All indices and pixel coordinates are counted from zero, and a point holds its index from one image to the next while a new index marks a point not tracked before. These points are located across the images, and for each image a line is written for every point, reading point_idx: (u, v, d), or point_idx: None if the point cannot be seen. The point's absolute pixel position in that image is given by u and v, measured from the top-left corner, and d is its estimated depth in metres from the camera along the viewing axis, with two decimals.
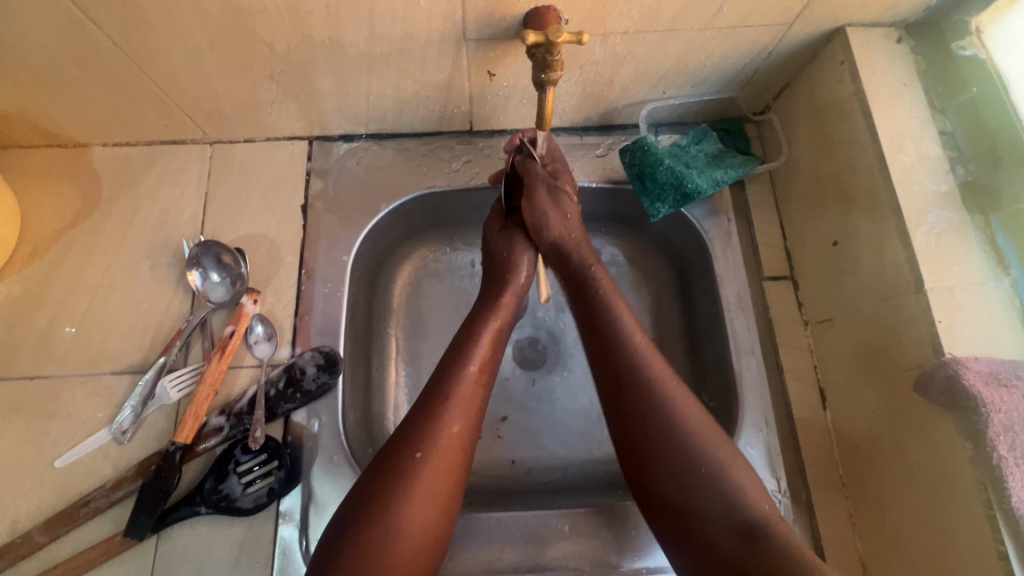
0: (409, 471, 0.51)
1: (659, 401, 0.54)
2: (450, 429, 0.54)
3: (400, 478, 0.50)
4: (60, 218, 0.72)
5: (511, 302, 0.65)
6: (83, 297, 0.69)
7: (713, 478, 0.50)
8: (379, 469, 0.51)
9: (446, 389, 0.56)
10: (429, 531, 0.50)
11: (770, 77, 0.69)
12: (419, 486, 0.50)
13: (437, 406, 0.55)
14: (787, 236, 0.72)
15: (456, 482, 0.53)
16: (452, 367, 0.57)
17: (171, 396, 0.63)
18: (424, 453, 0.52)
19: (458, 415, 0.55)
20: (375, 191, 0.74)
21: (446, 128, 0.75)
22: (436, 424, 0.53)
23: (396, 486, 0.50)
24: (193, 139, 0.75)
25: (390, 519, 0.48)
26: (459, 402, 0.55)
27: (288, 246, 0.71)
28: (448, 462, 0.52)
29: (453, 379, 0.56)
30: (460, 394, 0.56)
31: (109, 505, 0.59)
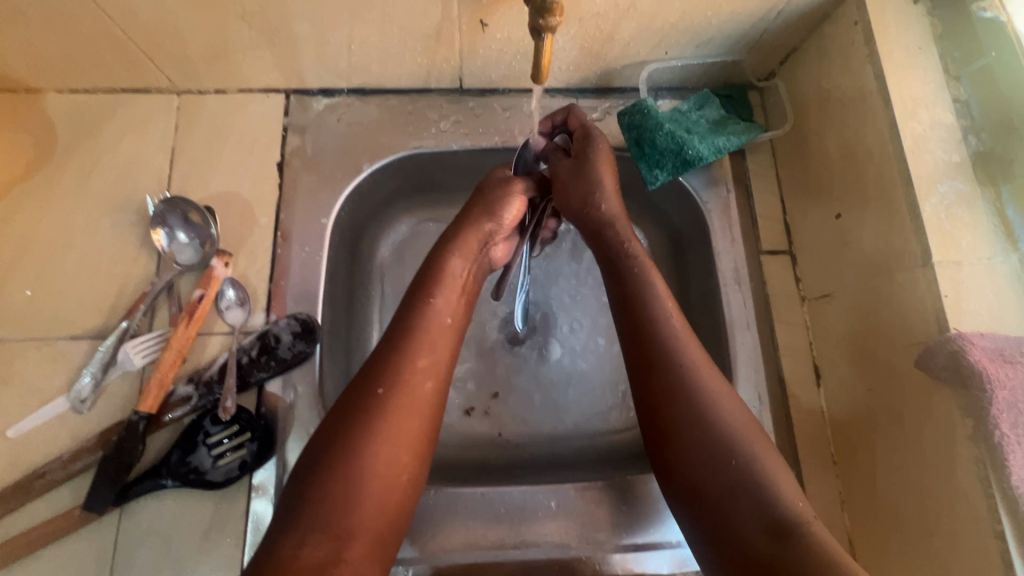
0: (372, 406, 0.48)
1: (677, 377, 0.51)
2: (415, 365, 0.51)
3: (362, 414, 0.47)
4: (10, 170, 0.66)
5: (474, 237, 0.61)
6: (37, 255, 0.63)
7: (732, 454, 0.47)
8: (339, 409, 0.48)
9: (408, 326, 0.53)
10: (397, 470, 0.47)
11: (778, 39, 0.66)
12: (385, 422, 0.47)
13: (399, 340, 0.52)
14: (787, 209, 0.69)
15: (425, 423, 0.49)
16: (417, 304, 0.55)
17: (135, 363, 0.59)
18: (384, 388, 0.49)
19: (423, 349, 0.52)
20: (357, 150, 0.70)
21: (434, 84, 0.70)
22: (398, 360, 0.51)
23: (358, 423, 0.47)
24: (158, 88, 0.69)
25: (353, 456, 0.45)
26: (424, 339, 0.53)
27: (263, 207, 0.67)
28: (415, 397, 0.49)
29: (417, 315, 0.54)
30: (426, 329, 0.53)
31: (67, 477, 0.55)
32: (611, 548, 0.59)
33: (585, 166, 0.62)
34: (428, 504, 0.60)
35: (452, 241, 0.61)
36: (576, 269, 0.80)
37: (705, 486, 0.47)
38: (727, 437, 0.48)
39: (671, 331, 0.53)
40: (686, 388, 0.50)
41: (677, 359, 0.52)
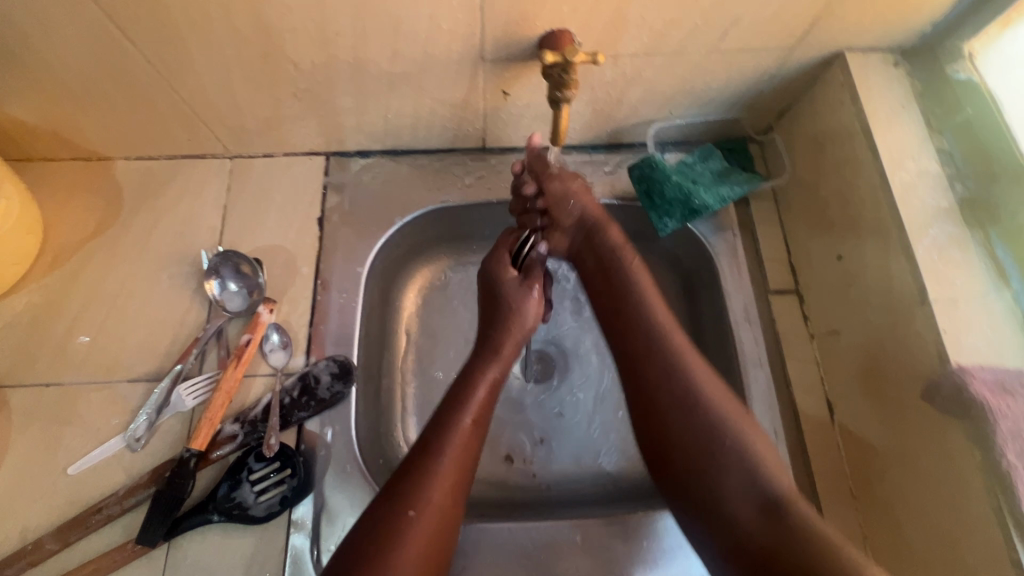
0: (401, 530, 0.51)
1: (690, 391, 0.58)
2: (443, 487, 0.54)
3: (394, 533, 0.51)
4: (82, 228, 0.73)
5: (511, 346, 0.65)
6: (101, 305, 0.70)
7: (737, 460, 0.55)
8: (374, 520, 0.52)
9: (441, 442, 0.56)
10: None
11: (772, 99, 0.72)
12: (412, 544, 0.51)
13: (432, 457, 0.55)
14: (792, 252, 0.74)
15: (444, 539, 0.54)
16: (449, 420, 0.58)
17: (187, 404, 0.63)
18: (416, 511, 0.52)
19: (452, 468, 0.55)
20: (389, 205, 0.76)
21: (459, 145, 0.78)
22: (429, 481, 0.54)
23: (388, 543, 0.50)
24: (214, 154, 0.77)
25: None
26: (452, 459, 0.56)
27: (304, 258, 0.73)
28: (441, 516, 0.53)
29: (447, 435, 0.57)
30: (455, 450, 0.56)
31: (121, 512, 0.59)
32: None
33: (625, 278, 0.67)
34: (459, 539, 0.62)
35: (484, 354, 0.64)
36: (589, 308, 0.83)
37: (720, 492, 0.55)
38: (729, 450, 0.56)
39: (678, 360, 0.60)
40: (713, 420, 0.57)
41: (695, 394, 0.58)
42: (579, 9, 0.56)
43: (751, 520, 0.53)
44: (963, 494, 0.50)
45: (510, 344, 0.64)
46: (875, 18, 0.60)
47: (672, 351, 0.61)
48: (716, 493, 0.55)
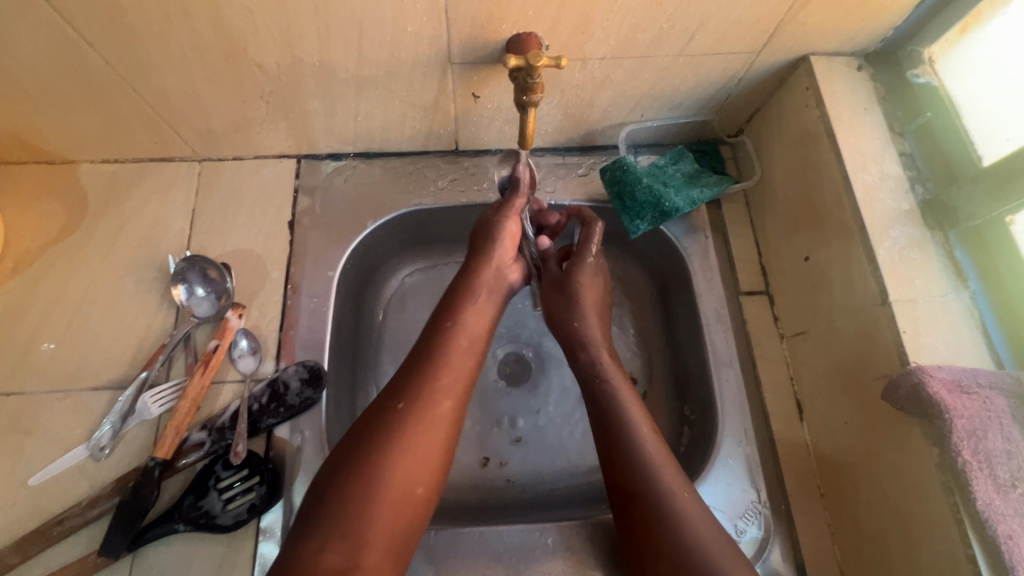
0: (392, 421, 0.54)
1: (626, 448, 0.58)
2: (435, 386, 0.57)
3: (385, 426, 0.53)
4: (45, 234, 0.72)
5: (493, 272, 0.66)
6: (65, 312, 0.68)
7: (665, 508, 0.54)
8: (367, 421, 0.55)
9: (431, 348, 0.60)
10: (415, 479, 0.53)
11: (741, 102, 0.73)
12: (406, 437, 0.53)
13: (421, 362, 0.58)
14: (762, 253, 0.75)
15: (443, 441, 0.55)
16: (439, 327, 0.62)
17: (152, 412, 0.62)
18: (406, 404, 0.55)
19: (442, 372, 0.58)
20: (362, 208, 0.76)
21: (432, 147, 0.77)
22: (419, 381, 0.57)
23: (380, 434, 0.53)
24: (182, 157, 0.76)
25: (376, 466, 0.51)
26: (441, 362, 0.58)
27: (275, 262, 0.72)
28: (433, 415, 0.55)
29: (438, 338, 0.60)
30: (446, 352, 0.59)
31: (84, 523, 0.58)
32: None
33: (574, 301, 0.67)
34: (430, 544, 0.62)
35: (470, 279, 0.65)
36: None
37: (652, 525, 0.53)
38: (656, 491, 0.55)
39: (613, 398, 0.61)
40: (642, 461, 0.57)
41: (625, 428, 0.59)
42: (544, 12, 0.56)
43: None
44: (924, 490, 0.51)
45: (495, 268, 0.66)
46: (837, 22, 0.61)
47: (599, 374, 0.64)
48: (659, 518, 0.54)
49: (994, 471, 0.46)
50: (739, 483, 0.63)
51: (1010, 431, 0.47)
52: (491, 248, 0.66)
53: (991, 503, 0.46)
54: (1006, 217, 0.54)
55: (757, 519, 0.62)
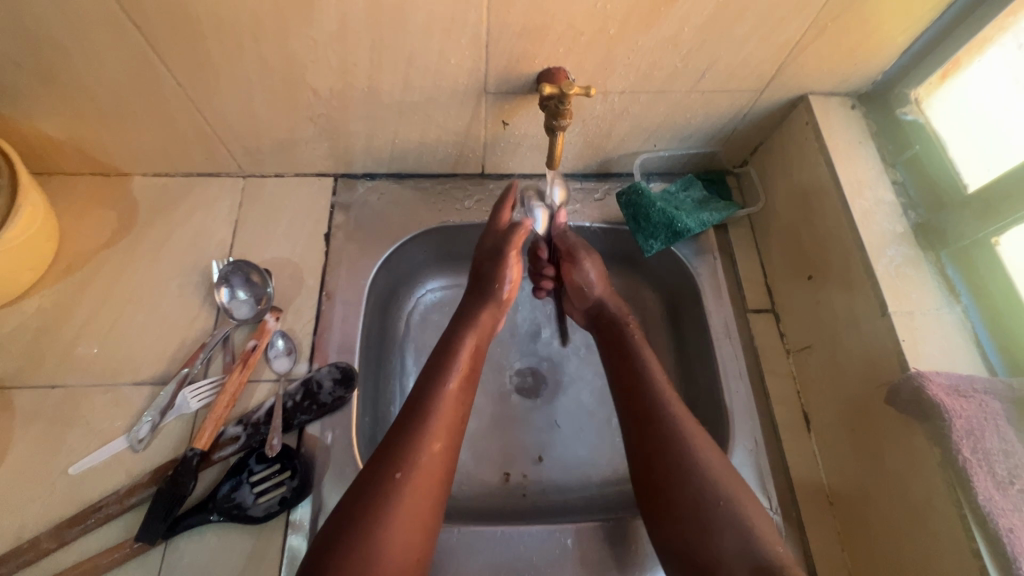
0: (390, 490, 0.55)
1: (656, 406, 0.63)
2: (430, 448, 0.58)
3: (381, 495, 0.54)
4: (98, 238, 0.76)
5: (489, 320, 0.73)
6: (111, 311, 0.72)
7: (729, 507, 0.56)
8: (360, 491, 0.55)
9: (427, 407, 0.61)
10: (410, 549, 0.54)
11: (746, 136, 0.80)
12: (402, 502, 0.55)
13: (417, 425, 0.59)
14: (767, 274, 0.80)
15: (433, 503, 0.57)
16: (435, 388, 0.63)
17: (191, 406, 0.66)
18: (403, 472, 0.56)
19: (439, 432, 0.60)
20: (394, 223, 0.81)
21: (460, 170, 0.84)
22: (414, 446, 0.58)
23: (376, 504, 0.54)
24: (228, 173, 0.81)
25: (374, 536, 0.52)
26: (438, 423, 0.60)
27: (311, 270, 0.77)
28: (428, 479, 0.57)
29: (433, 398, 0.62)
30: (441, 412, 0.61)
31: (120, 512, 0.60)
32: None
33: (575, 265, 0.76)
34: (451, 542, 0.63)
35: (461, 325, 0.70)
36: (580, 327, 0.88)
37: (680, 491, 0.58)
38: (720, 495, 0.57)
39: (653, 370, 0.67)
40: (685, 451, 0.59)
41: (678, 440, 0.60)
42: (573, 50, 0.63)
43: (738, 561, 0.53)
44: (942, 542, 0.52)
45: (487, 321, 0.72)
46: (833, 65, 0.68)
47: (638, 349, 0.69)
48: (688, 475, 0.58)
49: (992, 468, 0.50)
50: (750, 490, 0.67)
51: (1004, 431, 0.51)
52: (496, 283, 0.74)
53: (993, 498, 0.49)
54: (991, 239, 0.59)
55: None
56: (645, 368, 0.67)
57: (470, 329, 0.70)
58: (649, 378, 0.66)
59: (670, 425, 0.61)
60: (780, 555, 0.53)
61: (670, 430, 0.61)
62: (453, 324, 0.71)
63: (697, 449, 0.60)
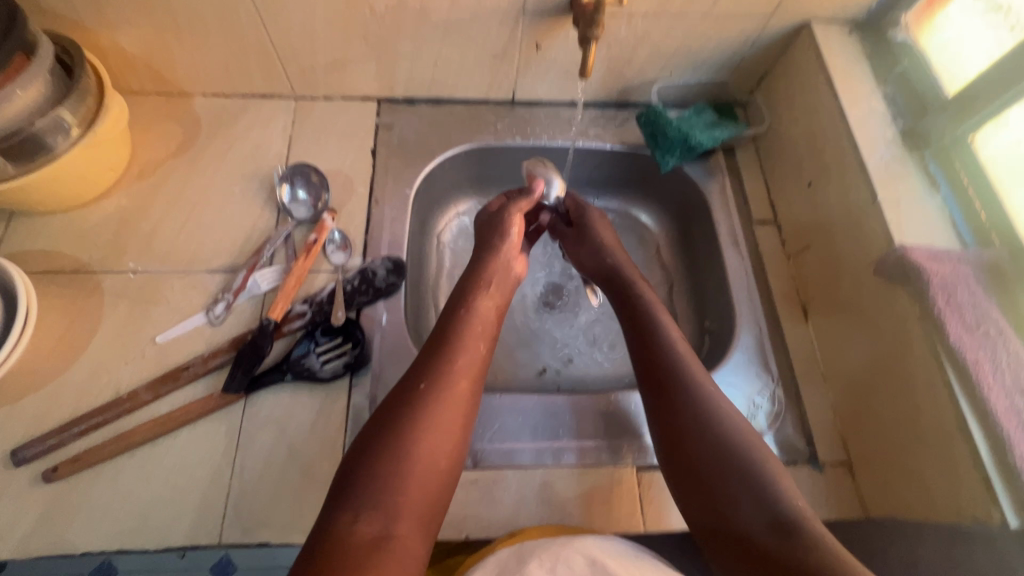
0: (414, 399, 0.55)
1: (676, 371, 0.64)
2: (454, 365, 0.59)
3: (407, 404, 0.55)
4: (165, 149, 0.84)
5: (502, 267, 0.73)
6: (182, 211, 0.80)
7: (746, 469, 0.56)
8: (389, 404, 0.56)
9: (448, 333, 0.62)
10: (442, 454, 0.53)
11: (752, 65, 0.88)
12: (429, 411, 0.55)
13: (438, 347, 0.60)
14: (771, 191, 0.89)
15: (464, 418, 0.57)
16: (455, 315, 0.65)
17: (262, 288, 0.74)
18: (427, 383, 0.56)
19: (459, 353, 0.60)
20: (433, 142, 0.89)
21: (492, 97, 0.92)
22: (438, 362, 0.59)
23: (402, 413, 0.54)
24: (281, 95, 0.89)
25: (403, 441, 0.52)
26: (459, 345, 0.61)
27: (360, 180, 0.84)
28: (451, 391, 0.57)
29: (453, 324, 0.63)
30: (464, 337, 0.62)
31: (204, 372, 0.68)
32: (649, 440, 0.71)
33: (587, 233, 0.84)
34: (494, 406, 0.73)
35: (480, 273, 0.72)
36: None
37: (706, 456, 0.58)
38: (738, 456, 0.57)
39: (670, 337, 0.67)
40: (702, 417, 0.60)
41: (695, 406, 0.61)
42: None
43: (762, 527, 0.52)
44: (939, 431, 0.59)
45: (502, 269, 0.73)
46: None
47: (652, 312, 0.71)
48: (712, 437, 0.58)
49: (962, 314, 0.59)
50: (754, 368, 0.76)
51: (973, 287, 0.60)
52: (501, 234, 0.75)
53: (961, 337, 0.58)
54: (967, 136, 0.68)
55: (768, 393, 0.75)
56: (658, 331, 0.68)
57: (486, 273, 0.72)
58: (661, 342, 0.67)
59: (682, 386, 0.62)
60: (801, 511, 0.52)
61: (686, 394, 0.62)
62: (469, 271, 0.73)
63: (718, 414, 0.60)
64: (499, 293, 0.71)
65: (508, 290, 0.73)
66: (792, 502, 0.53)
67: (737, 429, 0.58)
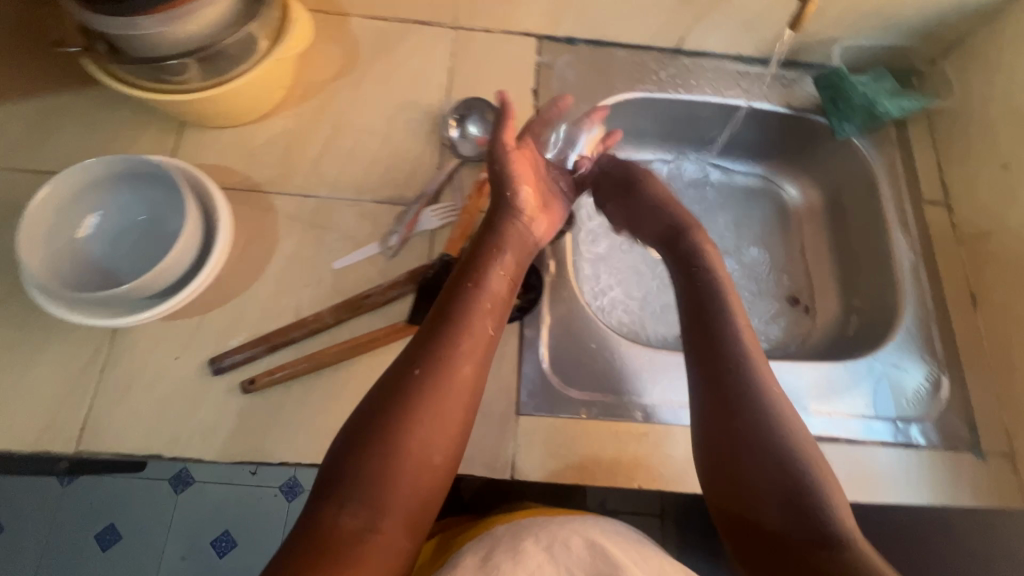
0: (410, 387, 0.52)
1: (734, 382, 0.57)
2: (457, 349, 0.55)
3: (402, 393, 0.52)
4: (326, 70, 0.82)
5: (516, 231, 0.65)
6: (348, 137, 0.79)
7: (792, 499, 0.52)
8: (382, 389, 0.53)
9: (451, 310, 0.57)
10: (437, 446, 0.51)
11: (945, 31, 0.83)
12: (427, 400, 0.52)
13: (443, 327, 0.56)
14: (944, 170, 0.84)
15: (466, 408, 0.54)
16: (457, 289, 0.59)
17: (433, 223, 0.74)
18: (421, 368, 0.53)
19: (464, 336, 0.56)
20: (594, 87, 0.86)
21: (657, 43, 0.88)
22: (439, 347, 0.55)
23: (398, 403, 0.51)
24: (440, 24, 0.85)
25: (397, 434, 0.50)
26: (466, 327, 0.56)
27: (521, 121, 0.82)
28: (450, 378, 0.53)
29: (456, 299, 0.58)
30: (471, 314, 0.57)
31: (385, 301, 0.68)
32: (813, 411, 0.72)
33: (639, 196, 0.74)
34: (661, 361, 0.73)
35: (498, 238, 0.64)
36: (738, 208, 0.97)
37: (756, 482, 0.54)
38: (791, 481, 0.53)
39: (733, 332, 0.60)
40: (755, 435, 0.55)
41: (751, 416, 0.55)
42: None
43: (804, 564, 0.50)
44: None
45: (516, 234, 0.65)
46: None
47: (722, 302, 0.62)
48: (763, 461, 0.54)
49: None
50: (917, 350, 0.75)
51: None
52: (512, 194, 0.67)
53: None
54: None
55: (930, 376, 0.74)
56: (728, 328, 0.60)
57: (503, 237, 0.64)
58: (728, 339, 0.59)
59: (739, 392, 0.57)
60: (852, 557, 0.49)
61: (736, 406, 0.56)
62: (483, 234, 0.65)
63: (768, 432, 0.55)
64: (512, 262, 0.63)
65: (526, 252, 0.66)
66: (834, 533, 0.50)
67: (785, 438, 0.55)
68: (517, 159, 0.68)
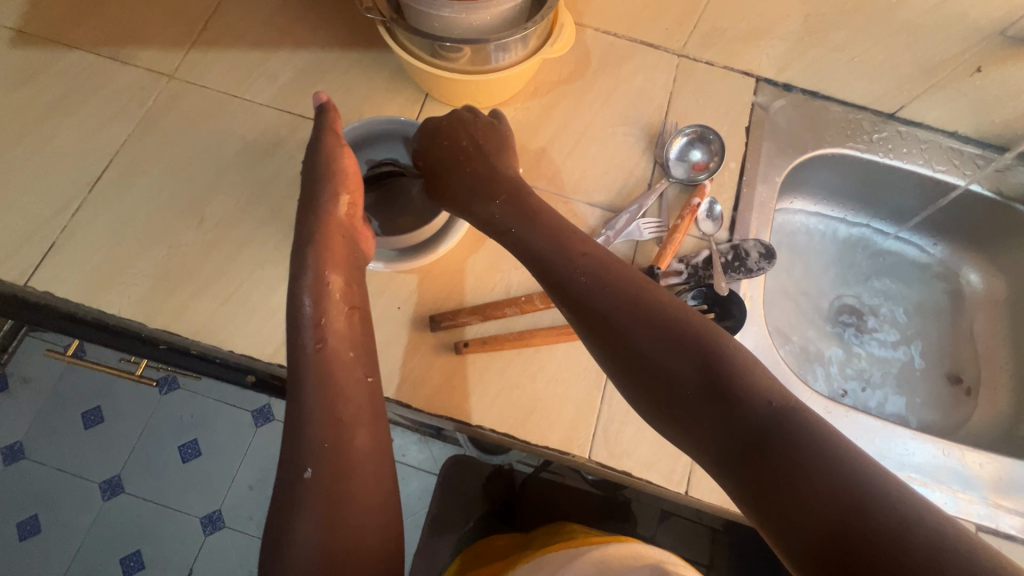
0: (306, 495, 0.50)
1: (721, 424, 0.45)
2: (306, 403, 0.53)
3: (297, 501, 0.50)
4: (558, 73, 0.87)
5: (341, 247, 0.62)
6: (569, 138, 0.83)
7: None
8: (282, 507, 0.50)
9: (300, 376, 0.54)
10: (368, 540, 0.51)
11: None
12: (321, 500, 0.50)
13: (298, 414, 0.53)
14: None
15: (381, 491, 0.54)
16: (307, 349, 0.56)
17: (642, 235, 0.77)
18: (313, 470, 0.51)
19: (318, 389, 0.54)
20: (805, 136, 0.88)
21: (875, 104, 0.89)
22: (305, 422, 0.52)
23: (298, 511, 0.50)
24: (667, 49, 0.89)
25: (319, 549, 0.48)
26: (332, 394, 0.54)
27: (732, 154, 0.84)
28: (360, 470, 0.52)
29: (304, 364, 0.55)
30: (328, 377, 0.54)
31: None
32: (996, 504, 0.70)
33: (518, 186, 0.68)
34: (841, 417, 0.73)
35: (318, 265, 0.60)
36: (906, 280, 0.98)
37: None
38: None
39: (658, 350, 0.49)
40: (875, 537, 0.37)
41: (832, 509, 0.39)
42: None
43: None
44: None
45: (339, 227, 0.63)
46: None
47: (640, 317, 0.51)
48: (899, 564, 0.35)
49: None
50: None
51: None
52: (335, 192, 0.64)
53: None
54: None
55: None
56: (647, 346, 0.49)
57: (324, 261, 0.60)
58: (668, 365, 0.48)
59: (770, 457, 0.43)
60: None
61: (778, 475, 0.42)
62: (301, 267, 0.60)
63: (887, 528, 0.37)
64: (353, 292, 0.61)
65: (357, 271, 0.63)
66: None
67: (764, 415, 0.44)
68: (348, 165, 0.66)
